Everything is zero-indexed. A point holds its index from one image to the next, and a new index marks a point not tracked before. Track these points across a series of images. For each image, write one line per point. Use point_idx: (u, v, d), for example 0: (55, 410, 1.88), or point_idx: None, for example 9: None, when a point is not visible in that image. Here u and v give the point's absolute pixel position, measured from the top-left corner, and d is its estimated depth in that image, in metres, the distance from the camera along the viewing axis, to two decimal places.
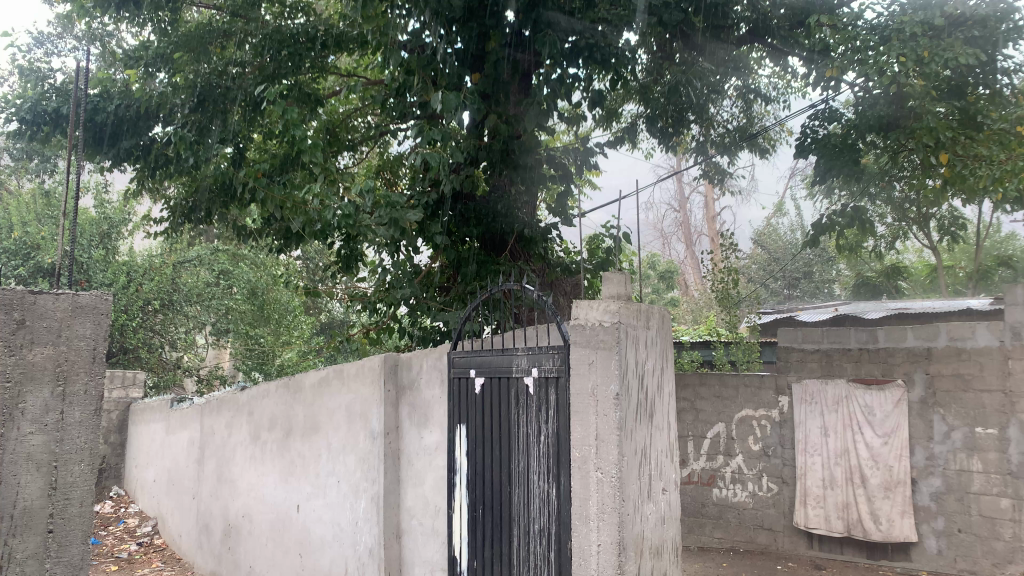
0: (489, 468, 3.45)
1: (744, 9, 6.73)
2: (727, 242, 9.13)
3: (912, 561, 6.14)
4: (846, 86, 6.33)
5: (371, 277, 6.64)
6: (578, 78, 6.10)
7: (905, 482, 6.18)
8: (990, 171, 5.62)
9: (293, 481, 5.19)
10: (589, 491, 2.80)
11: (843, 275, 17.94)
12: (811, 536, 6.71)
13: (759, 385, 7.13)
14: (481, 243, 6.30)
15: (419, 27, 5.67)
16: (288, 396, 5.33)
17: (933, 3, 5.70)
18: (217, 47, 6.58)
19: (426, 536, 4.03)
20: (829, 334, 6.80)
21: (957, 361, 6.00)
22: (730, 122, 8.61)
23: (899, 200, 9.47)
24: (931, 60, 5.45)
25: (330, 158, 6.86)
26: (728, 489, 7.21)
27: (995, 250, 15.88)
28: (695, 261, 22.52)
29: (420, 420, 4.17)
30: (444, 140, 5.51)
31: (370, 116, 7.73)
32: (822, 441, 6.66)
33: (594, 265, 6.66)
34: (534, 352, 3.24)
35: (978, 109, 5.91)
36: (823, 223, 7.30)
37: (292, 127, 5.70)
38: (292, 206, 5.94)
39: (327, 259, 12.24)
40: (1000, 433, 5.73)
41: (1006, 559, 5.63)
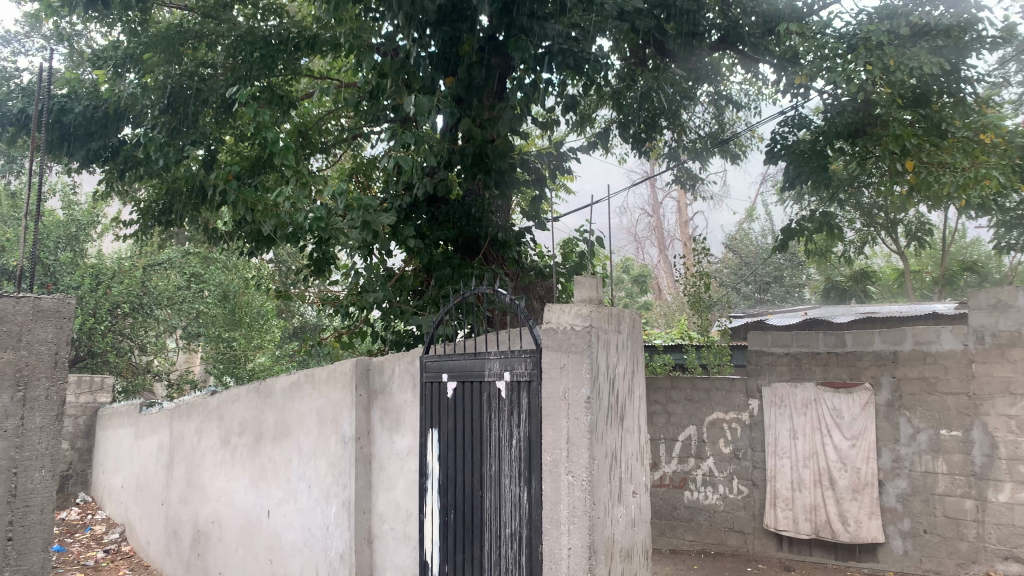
0: (461, 472, 3.45)
1: (716, 15, 6.87)
2: (699, 247, 9.20)
3: (879, 561, 6.22)
4: (815, 93, 6.45)
5: (343, 281, 6.60)
6: (551, 83, 6.06)
7: (872, 483, 6.27)
8: (954, 179, 5.66)
9: (263, 487, 5.14)
10: (560, 495, 2.80)
11: (813, 280, 18.21)
12: (781, 539, 6.78)
13: (730, 388, 7.19)
14: (454, 247, 6.29)
15: (392, 32, 5.65)
16: (259, 400, 5.27)
17: (898, 13, 5.84)
18: (188, 48, 6.51)
19: (397, 541, 4.01)
20: (797, 338, 6.87)
21: (922, 365, 6.11)
22: (703, 128, 8.78)
23: (867, 206, 9.62)
24: (897, 68, 5.54)
25: (302, 160, 6.81)
26: (699, 491, 7.25)
27: (960, 255, 16.24)
28: (668, 265, 22.71)
29: (392, 425, 4.16)
30: (417, 144, 5.46)
31: (343, 119, 7.68)
32: (791, 443, 6.74)
33: (568, 269, 6.68)
34: (506, 356, 3.25)
35: (942, 118, 6.02)
36: (793, 229, 7.38)
37: (265, 129, 5.65)
38: (263, 209, 5.84)
39: (299, 262, 12.16)
40: (964, 435, 5.84)
41: (970, 559, 5.73)
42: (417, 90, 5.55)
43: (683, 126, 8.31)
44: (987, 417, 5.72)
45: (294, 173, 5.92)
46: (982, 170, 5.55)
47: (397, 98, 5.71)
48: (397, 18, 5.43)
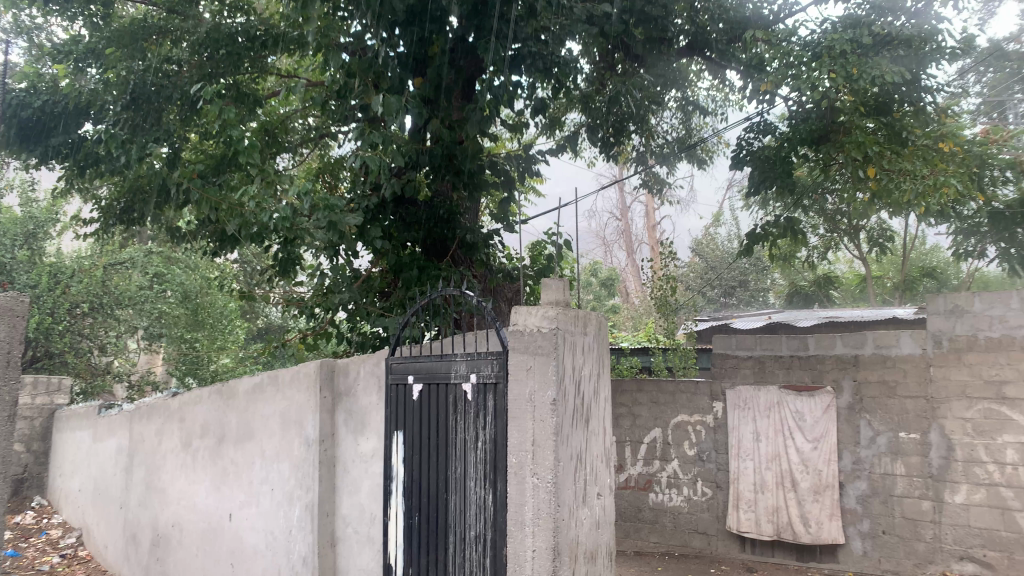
0: (426, 475, 3.43)
1: (684, 22, 6.88)
2: (666, 251, 9.27)
3: (839, 562, 6.31)
4: (780, 100, 6.56)
5: (309, 281, 6.50)
6: (520, 86, 6.11)
7: (833, 485, 6.37)
8: (915, 186, 5.82)
9: (225, 490, 5.07)
10: (525, 497, 2.80)
11: (777, 285, 18.46)
12: (744, 540, 6.84)
13: (694, 391, 7.26)
14: (423, 248, 6.23)
15: (361, 31, 5.60)
16: (221, 403, 5.19)
17: (861, 22, 5.95)
18: (152, 44, 6.39)
19: (361, 544, 3.98)
20: (761, 342, 6.95)
21: (882, 368, 6.21)
22: (670, 133, 8.85)
23: (831, 212, 9.78)
24: (860, 77, 5.63)
25: (268, 160, 6.73)
26: (663, 493, 7.30)
27: (919, 261, 16.61)
28: (636, 268, 22.84)
29: (356, 427, 4.12)
30: (385, 144, 5.42)
31: (310, 118, 7.59)
32: (755, 446, 6.81)
33: (536, 272, 6.69)
34: (472, 358, 3.24)
35: (903, 126, 6.15)
36: (758, 233, 7.47)
37: (230, 128, 5.58)
38: (227, 208, 5.74)
39: (265, 263, 12.02)
40: (922, 437, 5.94)
41: (927, 560, 5.83)
42: (385, 90, 5.49)
43: (651, 131, 8.36)
44: (944, 420, 5.83)
45: (259, 172, 5.83)
46: (940, 179, 5.75)
47: (364, 97, 5.65)
48: (366, 18, 5.40)
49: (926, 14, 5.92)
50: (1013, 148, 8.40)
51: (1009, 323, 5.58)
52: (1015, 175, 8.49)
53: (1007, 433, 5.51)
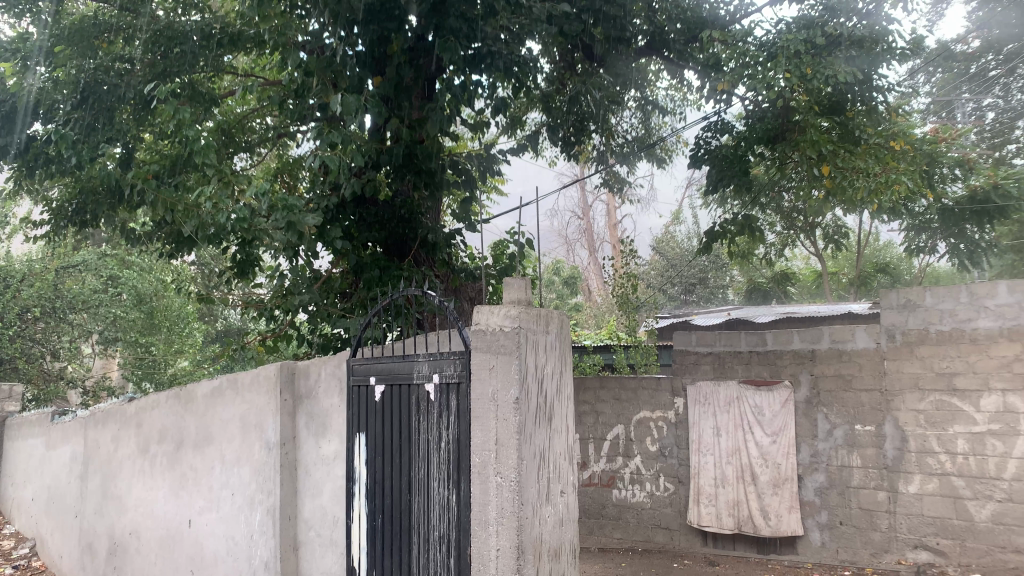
0: (389, 477, 3.41)
1: (642, 22, 6.96)
2: (627, 249, 9.36)
3: (798, 553, 6.42)
4: (737, 100, 6.67)
5: (268, 282, 6.42)
6: (480, 85, 6.10)
7: (792, 478, 6.47)
8: (866, 183, 6.01)
9: (184, 496, 4.98)
10: (488, 496, 2.81)
11: (736, 281, 18.76)
12: (705, 534, 6.92)
13: (656, 387, 7.33)
14: (384, 248, 6.19)
15: (319, 29, 5.54)
16: (179, 407, 5.09)
17: (815, 23, 6.06)
18: (104, 42, 6.27)
19: (324, 547, 3.94)
20: (721, 338, 7.03)
21: (838, 362, 6.33)
22: (630, 132, 8.94)
23: (787, 210, 9.95)
24: (814, 76, 5.75)
25: (225, 160, 6.65)
26: (627, 489, 7.37)
27: (873, 257, 17.07)
28: (598, 267, 23.00)
29: (318, 429, 4.09)
30: (344, 143, 5.36)
31: (268, 118, 7.48)
32: (715, 441, 6.89)
33: (498, 271, 6.67)
34: (435, 358, 3.22)
35: (856, 125, 6.28)
36: (716, 231, 7.57)
37: (185, 128, 5.49)
38: (184, 209, 5.65)
39: (223, 265, 11.83)
40: (876, 429, 6.08)
41: (882, 549, 5.96)
42: (344, 90, 5.48)
43: (611, 131, 8.41)
44: (898, 412, 5.97)
45: (216, 172, 5.74)
46: (891, 177, 5.99)
47: (322, 97, 5.59)
48: (324, 16, 5.35)
49: (876, 16, 6.06)
50: (959, 147, 8.67)
51: (958, 316, 5.73)
52: (962, 173, 8.75)
53: (958, 423, 5.66)
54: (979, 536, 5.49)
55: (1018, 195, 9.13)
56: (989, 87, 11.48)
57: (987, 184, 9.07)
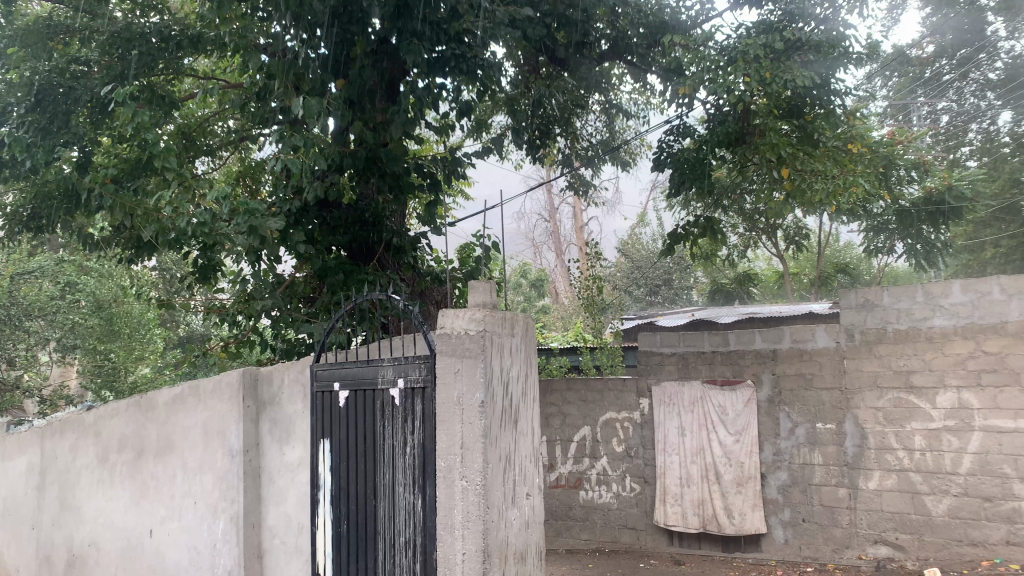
0: (354, 483, 3.38)
1: (604, 26, 7.01)
2: (592, 251, 9.40)
3: (762, 551, 6.51)
4: (699, 103, 6.74)
5: (230, 288, 6.34)
6: (444, 87, 6.07)
7: (755, 476, 6.55)
8: (825, 186, 6.12)
9: (145, 505, 4.89)
10: (454, 500, 2.81)
11: (700, 283, 19.03)
12: (671, 534, 6.99)
13: (622, 388, 7.37)
14: (348, 252, 6.15)
15: (281, 32, 5.47)
16: (140, 415, 4.99)
17: (774, 28, 6.13)
18: (59, 44, 6.13)
19: (288, 554, 3.91)
20: (684, 339, 7.08)
21: (800, 362, 6.43)
22: (595, 136, 8.98)
23: (749, 211, 10.12)
24: (773, 80, 5.84)
25: (185, 163, 6.56)
26: (593, 491, 7.40)
27: (834, 258, 17.44)
28: (564, 269, 23.10)
29: (281, 436, 4.05)
30: (307, 147, 5.31)
31: (229, 121, 7.39)
32: (680, 441, 6.96)
33: (463, 274, 6.67)
34: (399, 363, 3.20)
35: (815, 128, 6.39)
36: (679, 233, 7.65)
37: (144, 131, 5.41)
38: (143, 213, 5.55)
39: (184, 270, 11.69)
40: (837, 427, 6.18)
41: (844, 544, 6.07)
42: (306, 93, 5.42)
43: (576, 134, 8.47)
44: (858, 410, 6.07)
45: (177, 176, 5.65)
46: (849, 179, 6.14)
47: (284, 100, 5.53)
48: (285, 19, 5.27)
49: (834, 21, 6.18)
50: (914, 150, 8.90)
51: (915, 315, 5.85)
52: (918, 175, 9.00)
53: (915, 420, 5.78)
54: (936, 530, 5.61)
55: (970, 196, 9.45)
56: (943, 91, 11.93)
57: (941, 185, 9.34)
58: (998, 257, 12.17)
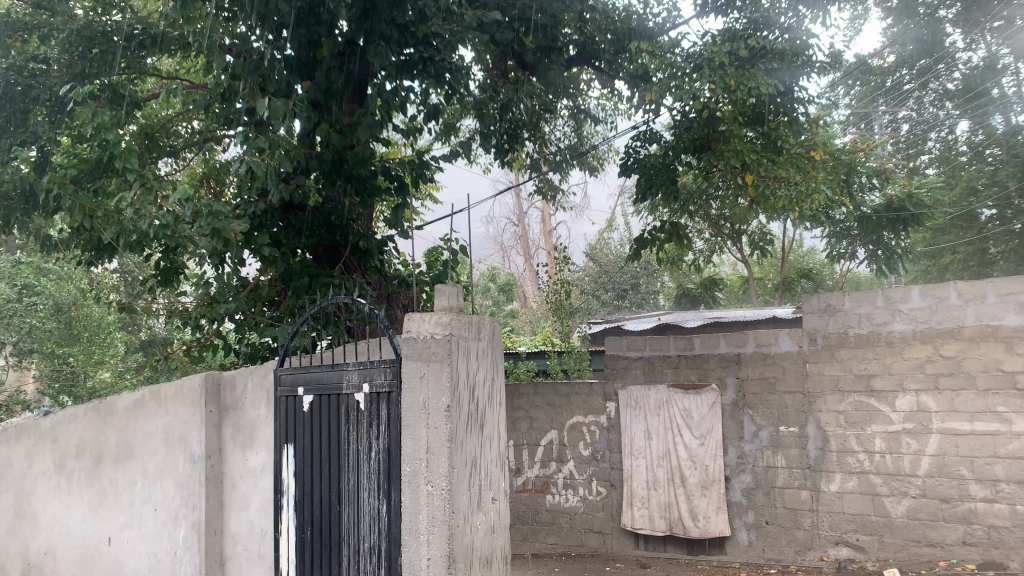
0: (318, 489, 3.35)
1: (573, 31, 7.18)
2: (561, 255, 9.44)
3: (726, 553, 6.57)
4: (665, 109, 6.80)
5: (193, 291, 6.24)
6: (412, 91, 6.05)
7: (720, 479, 6.61)
8: (789, 193, 6.20)
9: (104, 513, 4.79)
10: (419, 505, 2.79)
11: (666, 288, 19.20)
12: (637, 537, 7.03)
13: (589, 392, 7.40)
14: (314, 255, 6.10)
15: (246, 32, 5.40)
16: (98, 421, 4.88)
17: (739, 36, 6.18)
18: (17, 41, 6.04)
19: (251, 562, 3.87)
20: (650, 343, 7.15)
21: (763, 366, 6.51)
22: (562, 140, 9.06)
23: (714, 217, 10.25)
24: (738, 87, 5.91)
25: (147, 165, 6.45)
26: (560, 495, 7.42)
27: (798, 263, 17.71)
28: (533, 272, 23.12)
29: (244, 441, 4.00)
30: (272, 149, 5.26)
31: (194, 122, 7.28)
32: (646, 444, 7.01)
33: (431, 278, 6.66)
34: (365, 367, 3.17)
35: (778, 135, 6.47)
36: (645, 238, 7.71)
37: (104, 132, 5.31)
38: (103, 215, 5.43)
39: (147, 273, 11.49)
40: (800, 430, 6.26)
41: (806, 546, 6.14)
42: (271, 94, 5.38)
43: (544, 139, 8.49)
44: (820, 413, 6.16)
45: (138, 177, 5.55)
46: (812, 186, 6.19)
47: (250, 101, 5.47)
48: (250, 19, 5.18)
49: (797, 30, 6.28)
50: (876, 158, 9.08)
51: (875, 320, 5.94)
52: (879, 182, 9.21)
53: (875, 423, 5.87)
54: (895, 531, 5.71)
55: (928, 204, 9.65)
56: (904, 100, 12.15)
57: (902, 193, 9.54)
58: (956, 263, 12.49)
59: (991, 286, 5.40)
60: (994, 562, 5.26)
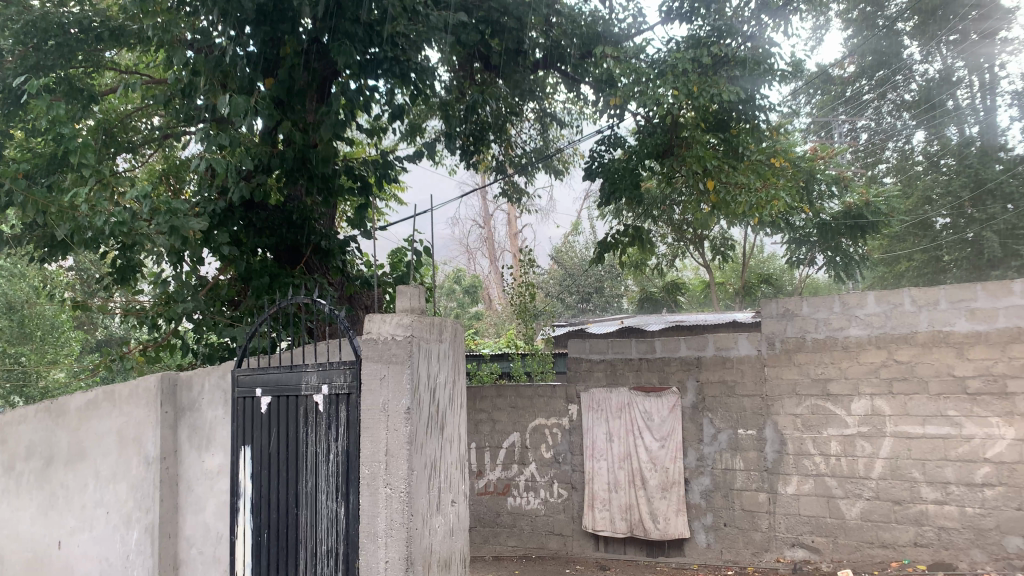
0: (275, 490, 3.30)
1: (539, 35, 6.96)
2: (525, 258, 9.46)
3: (685, 555, 6.63)
4: (629, 115, 6.84)
5: (150, 289, 6.12)
6: (377, 90, 6.00)
7: (679, 482, 6.67)
8: (749, 199, 6.33)
9: (53, 516, 4.67)
10: (378, 508, 2.78)
11: (630, 291, 19.33)
12: (598, 539, 7.06)
13: (551, 394, 7.41)
14: (275, 255, 6.03)
15: (208, 27, 5.32)
16: (48, 422, 4.74)
17: (702, 43, 6.25)
18: None
19: (206, 565, 3.81)
20: (612, 345, 7.20)
21: (722, 369, 6.58)
22: (528, 144, 9.08)
23: (677, 223, 10.37)
24: (700, 94, 6.00)
25: (104, 160, 6.31)
26: (521, 497, 7.42)
27: (758, 269, 18.03)
28: (498, 275, 23.11)
29: (201, 443, 3.93)
30: (233, 146, 5.18)
31: (153, 118, 7.15)
32: (607, 446, 7.05)
33: (393, 279, 6.63)
34: (324, 368, 3.14)
35: (740, 142, 6.58)
36: (609, 241, 7.74)
37: (59, 125, 5.16)
38: (57, 211, 5.29)
39: (103, 270, 11.29)
40: (758, 433, 6.33)
41: (763, 548, 6.22)
42: (233, 91, 5.30)
43: (510, 141, 8.50)
44: (777, 416, 6.24)
45: (94, 173, 5.42)
46: (772, 193, 6.36)
47: (211, 98, 5.38)
48: (212, 14, 5.18)
49: (760, 39, 6.39)
50: (836, 166, 9.34)
51: (832, 325, 6.05)
52: (837, 190, 9.55)
53: (831, 427, 5.96)
54: (849, 532, 5.81)
55: (886, 212, 9.88)
56: (862, 110, 12.40)
57: (860, 202, 9.80)
58: (911, 270, 12.76)
59: (943, 293, 5.56)
60: (944, 563, 5.39)
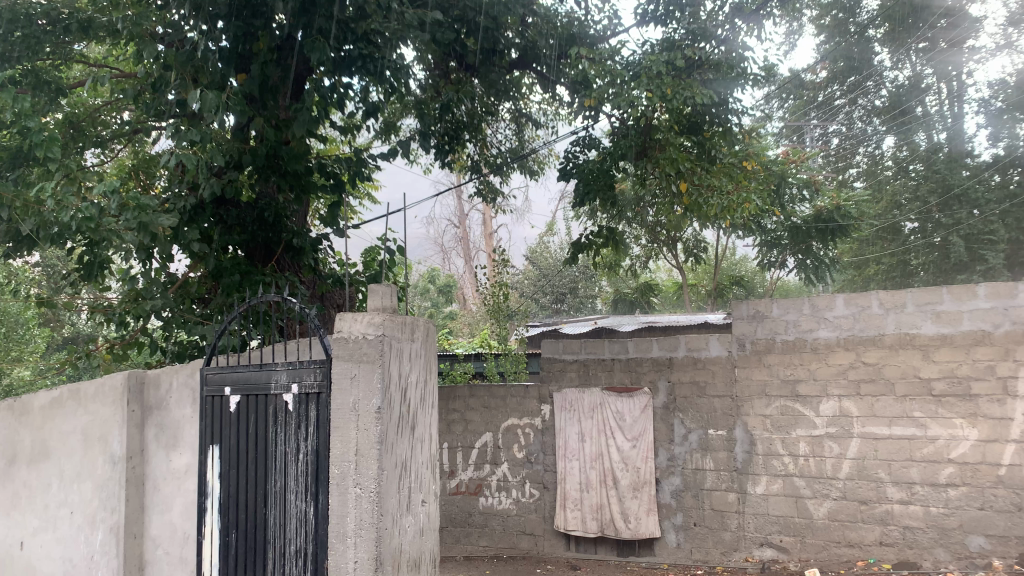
0: (243, 490, 3.27)
1: (515, 35, 7.14)
2: (500, 258, 9.46)
3: (655, 554, 6.67)
4: (603, 116, 6.86)
5: (119, 286, 6.03)
6: (351, 87, 5.97)
7: (650, 481, 6.70)
8: (720, 202, 6.38)
9: (16, 515, 4.58)
10: (347, 508, 2.76)
11: (604, 293, 19.42)
12: (569, 538, 7.09)
13: (524, 394, 7.41)
14: (246, 252, 5.97)
15: (179, 21, 5.25)
16: (10, 421, 4.64)
17: (676, 46, 6.28)
18: None
19: (172, 565, 3.76)
20: (585, 346, 7.21)
21: (693, 369, 6.62)
22: (503, 144, 9.05)
23: (650, 224, 10.45)
24: (673, 96, 6.02)
25: (72, 155, 6.21)
26: (493, 497, 7.43)
27: (731, 271, 18.21)
28: (473, 275, 23.11)
29: (169, 442, 3.88)
30: (203, 142, 5.11)
31: (123, 112, 7.05)
32: (580, 446, 7.07)
33: (366, 277, 6.59)
34: (294, 368, 3.11)
35: (712, 145, 6.64)
36: (583, 242, 7.76)
37: (25, 118, 5.05)
38: (22, 206, 5.18)
39: (70, 267, 11.12)
40: (728, 434, 6.38)
41: (732, 548, 6.28)
42: (204, 86, 5.25)
43: (485, 140, 8.50)
44: (747, 417, 6.30)
45: (61, 167, 5.31)
46: (743, 196, 6.37)
47: (181, 93, 5.31)
48: (184, 8, 5.14)
49: (733, 42, 6.44)
50: (807, 170, 9.45)
51: (802, 327, 6.11)
52: (809, 193, 9.68)
53: (800, 427, 6.03)
54: (816, 532, 5.88)
55: (855, 216, 10.05)
56: (834, 115, 12.42)
57: (830, 205, 9.93)
58: (880, 272, 13.00)
59: (910, 296, 5.65)
60: (908, 562, 5.48)
